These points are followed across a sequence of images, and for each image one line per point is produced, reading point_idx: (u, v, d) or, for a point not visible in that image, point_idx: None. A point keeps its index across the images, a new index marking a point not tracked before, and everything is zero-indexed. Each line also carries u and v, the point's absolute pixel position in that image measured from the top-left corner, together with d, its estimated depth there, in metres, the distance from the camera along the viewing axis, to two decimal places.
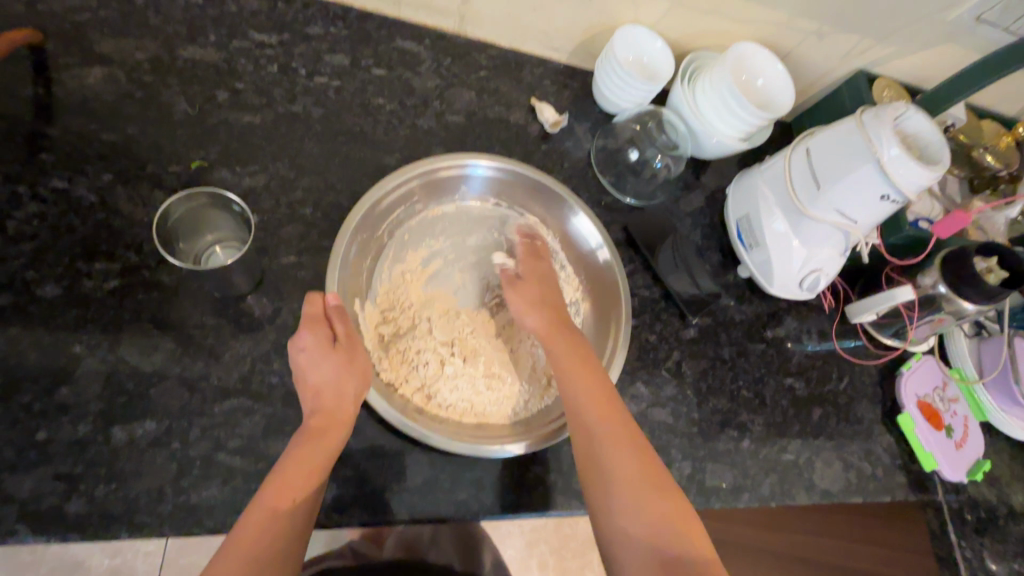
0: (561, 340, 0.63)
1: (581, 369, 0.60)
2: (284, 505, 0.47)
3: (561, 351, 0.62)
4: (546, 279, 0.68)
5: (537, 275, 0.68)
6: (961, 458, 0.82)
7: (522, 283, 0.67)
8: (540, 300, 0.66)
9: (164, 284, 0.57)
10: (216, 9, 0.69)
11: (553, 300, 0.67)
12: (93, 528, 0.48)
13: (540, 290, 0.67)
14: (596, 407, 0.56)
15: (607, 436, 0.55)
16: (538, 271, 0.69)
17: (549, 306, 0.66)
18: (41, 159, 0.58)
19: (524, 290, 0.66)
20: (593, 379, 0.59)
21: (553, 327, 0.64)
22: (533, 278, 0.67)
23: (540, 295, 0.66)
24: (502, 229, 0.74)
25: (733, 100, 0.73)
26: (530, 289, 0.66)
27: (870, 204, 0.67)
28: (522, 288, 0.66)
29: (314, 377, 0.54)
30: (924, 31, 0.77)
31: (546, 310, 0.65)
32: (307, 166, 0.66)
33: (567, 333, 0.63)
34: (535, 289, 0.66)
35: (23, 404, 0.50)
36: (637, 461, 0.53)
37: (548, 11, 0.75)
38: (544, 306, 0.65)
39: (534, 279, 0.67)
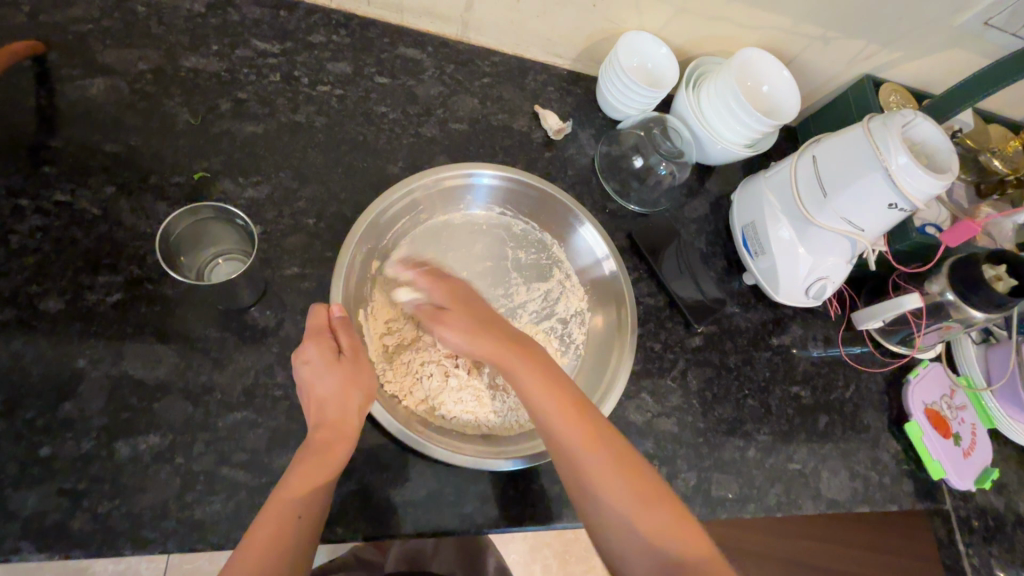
0: (516, 361, 0.56)
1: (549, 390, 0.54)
2: (287, 524, 0.47)
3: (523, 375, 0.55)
4: (473, 303, 0.61)
5: (461, 298, 0.61)
6: (969, 466, 0.81)
7: (443, 314, 0.59)
8: (472, 327, 0.58)
9: (168, 297, 0.56)
10: (219, 18, 0.69)
11: (495, 321, 0.60)
12: (97, 544, 0.48)
13: (471, 314, 0.60)
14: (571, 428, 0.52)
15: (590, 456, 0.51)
16: (465, 294, 0.62)
17: (488, 330, 0.59)
18: (44, 171, 0.57)
19: (452, 318, 0.59)
20: (564, 401, 0.54)
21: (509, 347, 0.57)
22: (459, 302, 0.61)
23: (469, 320, 0.59)
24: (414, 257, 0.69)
25: (739, 107, 0.72)
26: (459, 315, 0.59)
27: (879, 213, 0.66)
28: (446, 317, 0.59)
29: (318, 391, 0.53)
30: (931, 36, 0.76)
31: (485, 333, 0.58)
32: (310, 176, 0.66)
33: (526, 350, 0.57)
34: (465, 315, 0.59)
35: (26, 419, 0.50)
36: (628, 482, 0.50)
37: (552, 17, 0.75)
38: (479, 331, 0.58)
39: (461, 303, 0.61)
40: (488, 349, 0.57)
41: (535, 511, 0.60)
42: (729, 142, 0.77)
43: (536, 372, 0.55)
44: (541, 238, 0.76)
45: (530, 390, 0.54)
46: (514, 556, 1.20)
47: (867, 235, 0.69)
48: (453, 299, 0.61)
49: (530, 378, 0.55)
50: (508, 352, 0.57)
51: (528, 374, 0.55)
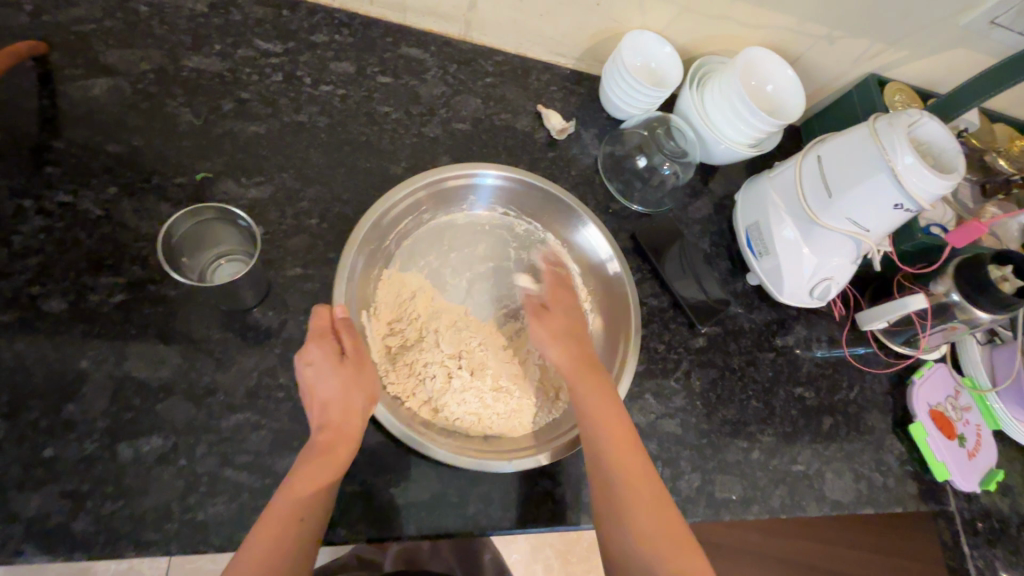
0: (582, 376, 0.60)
1: (601, 407, 0.58)
2: (288, 526, 0.47)
3: (584, 388, 0.59)
4: (576, 316, 0.67)
5: (569, 310, 0.68)
6: (973, 467, 0.80)
7: (548, 319, 0.65)
8: (571, 340, 0.64)
9: (171, 298, 0.56)
10: (222, 18, 0.68)
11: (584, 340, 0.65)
12: (99, 546, 0.47)
13: (573, 326, 0.66)
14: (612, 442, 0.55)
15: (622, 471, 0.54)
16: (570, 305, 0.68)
17: (579, 344, 0.64)
18: (46, 172, 0.57)
19: (557, 325, 0.65)
20: (612, 417, 0.57)
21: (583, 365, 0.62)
22: (568, 313, 0.67)
23: (571, 332, 0.65)
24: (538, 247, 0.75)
25: (743, 107, 0.72)
26: (562, 324, 0.65)
27: (885, 213, 0.66)
28: (552, 324, 0.65)
29: (321, 393, 0.53)
30: (936, 35, 0.75)
31: (578, 347, 0.64)
32: (313, 177, 0.66)
33: (590, 368, 0.62)
34: (565, 325, 0.65)
35: (29, 420, 0.50)
36: (643, 486, 0.54)
37: (556, 17, 0.74)
38: (576, 343, 0.64)
39: (564, 311, 0.67)
40: (569, 362, 0.62)
41: (539, 513, 0.59)
42: (733, 142, 0.77)
43: (594, 388, 0.59)
44: (544, 239, 0.76)
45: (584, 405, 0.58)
46: (517, 556, 1.20)
47: (872, 236, 0.69)
48: (563, 311, 0.67)
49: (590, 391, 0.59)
50: (584, 370, 0.61)
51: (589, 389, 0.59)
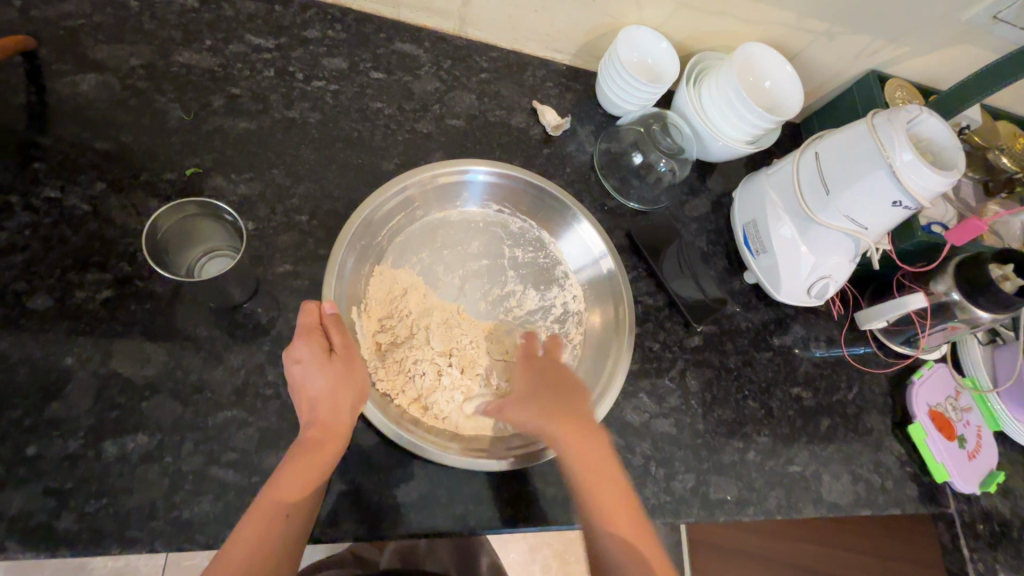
0: (570, 445, 0.54)
1: (595, 479, 0.53)
2: (275, 524, 0.46)
3: (574, 462, 0.53)
4: (559, 379, 0.60)
5: (543, 376, 0.60)
6: (974, 469, 0.79)
7: (516, 391, 0.60)
8: (548, 403, 0.57)
9: (159, 295, 0.56)
10: (213, 13, 0.68)
11: (567, 399, 0.58)
12: (82, 544, 0.47)
13: (550, 391, 0.59)
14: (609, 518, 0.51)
15: (621, 548, 0.50)
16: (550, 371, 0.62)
17: (564, 405, 0.57)
18: (33, 168, 0.57)
19: (528, 395, 0.58)
20: (608, 488, 0.53)
21: (574, 431, 0.55)
22: (540, 380, 0.60)
23: (544, 397, 0.58)
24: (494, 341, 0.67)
25: (740, 104, 0.71)
26: (533, 391, 0.59)
27: (883, 211, 0.65)
28: (518, 394, 0.59)
29: (309, 389, 0.52)
30: (939, 30, 0.74)
31: (565, 409, 0.57)
32: (304, 173, 0.65)
33: (580, 433, 0.55)
34: (532, 390, 0.59)
35: (13, 418, 0.49)
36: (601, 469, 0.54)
37: (550, 12, 0.73)
38: (556, 407, 0.57)
39: (533, 381, 0.60)
40: (556, 430, 0.55)
41: (530, 514, 0.59)
42: (730, 139, 0.76)
43: (587, 460, 0.54)
44: (539, 236, 0.75)
45: (577, 481, 0.53)
46: (514, 556, 1.19)
47: (871, 233, 0.68)
48: (529, 381, 0.60)
49: (579, 466, 0.53)
50: (574, 438, 0.55)
51: (578, 463, 0.53)
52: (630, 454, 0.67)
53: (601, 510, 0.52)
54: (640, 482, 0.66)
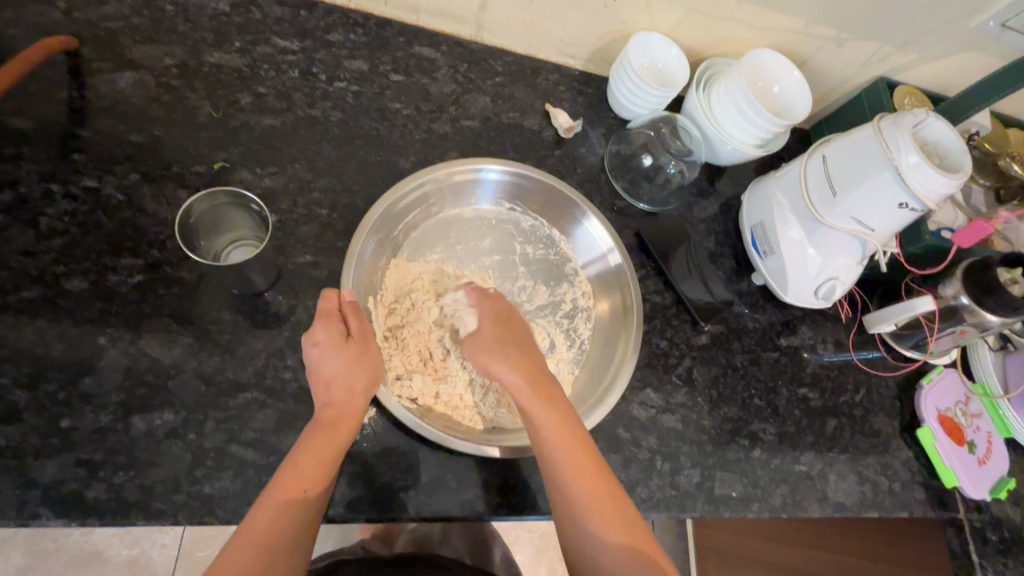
0: (537, 396, 0.56)
1: (564, 433, 0.54)
2: (293, 500, 0.48)
3: (541, 416, 0.55)
4: (513, 328, 0.63)
5: (500, 322, 0.63)
6: (984, 475, 0.79)
7: (481, 332, 0.61)
8: (511, 355, 0.59)
9: (186, 280, 0.59)
10: (242, 16, 0.71)
11: (525, 351, 0.61)
12: (110, 513, 0.49)
13: (512, 339, 0.61)
14: (580, 474, 0.53)
15: (593, 501, 0.52)
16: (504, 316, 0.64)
17: (526, 360, 0.60)
18: (73, 159, 0.60)
19: (490, 343, 0.60)
20: (577, 446, 0.54)
21: (540, 391, 0.57)
22: (499, 324, 0.62)
23: (511, 346, 0.61)
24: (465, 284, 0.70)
25: (748, 107, 0.72)
26: (496, 338, 0.60)
27: (890, 212, 0.66)
28: (481, 342, 0.60)
29: (325, 372, 0.54)
30: (946, 39, 0.75)
31: (525, 361, 0.60)
32: (324, 168, 0.68)
33: (545, 389, 0.58)
34: (495, 336, 0.61)
35: (48, 392, 0.52)
36: (583, 456, 0.54)
37: (564, 18, 0.76)
38: (519, 357, 0.60)
39: (496, 326, 0.62)
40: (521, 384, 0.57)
41: (537, 502, 0.60)
42: (739, 142, 0.77)
43: (556, 413, 0.56)
44: (549, 234, 0.77)
45: (546, 435, 0.54)
46: (520, 558, 1.19)
47: (877, 235, 0.69)
48: (491, 324, 0.62)
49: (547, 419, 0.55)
50: (539, 392, 0.57)
51: (547, 415, 0.55)
52: (636, 448, 0.68)
53: (570, 466, 0.53)
54: (646, 475, 0.67)
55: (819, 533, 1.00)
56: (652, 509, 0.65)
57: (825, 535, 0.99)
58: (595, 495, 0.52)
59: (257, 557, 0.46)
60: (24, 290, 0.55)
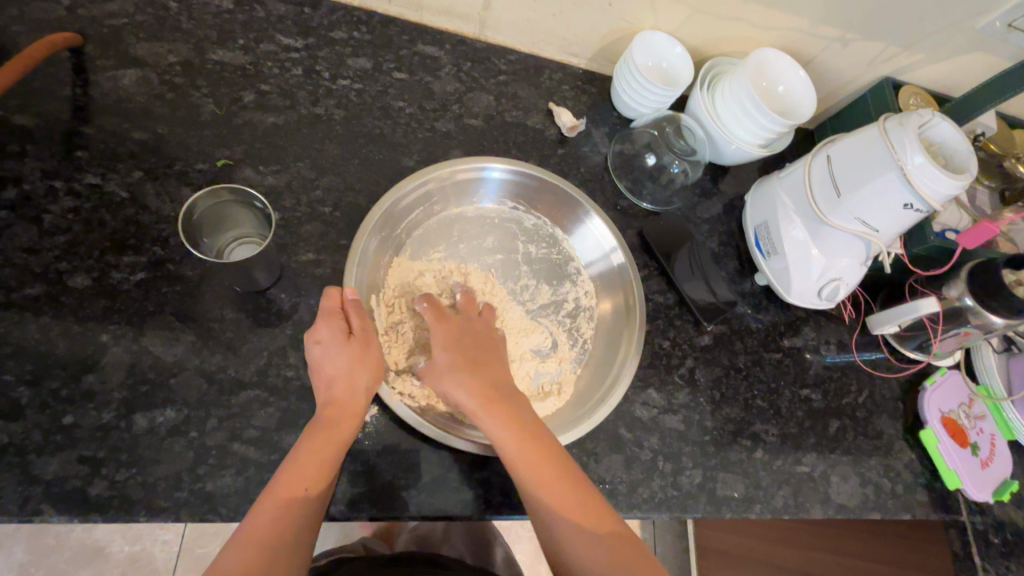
0: (495, 414, 0.55)
1: (528, 449, 0.54)
2: (295, 498, 0.48)
3: (503, 434, 0.55)
4: (475, 346, 0.60)
5: (463, 340, 0.60)
6: (987, 477, 0.79)
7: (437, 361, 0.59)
8: (467, 377, 0.57)
9: (189, 278, 0.59)
10: (246, 14, 0.71)
11: (487, 369, 0.59)
12: (113, 510, 0.50)
13: (467, 355, 0.59)
14: (550, 487, 0.52)
15: (565, 511, 0.51)
16: (466, 333, 0.61)
17: (484, 378, 0.58)
18: (76, 156, 0.60)
19: (447, 367, 0.58)
20: (544, 460, 0.53)
21: (499, 407, 0.56)
22: (457, 343, 0.60)
23: (466, 364, 0.58)
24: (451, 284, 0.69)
25: (753, 107, 0.72)
26: (456, 359, 0.58)
27: (895, 213, 0.65)
28: (439, 367, 0.58)
29: (329, 370, 0.54)
30: (951, 39, 0.75)
31: (482, 377, 0.58)
32: (327, 167, 0.68)
33: (504, 405, 0.56)
34: (450, 358, 0.58)
35: (51, 389, 0.52)
36: (551, 470, 0.53)
37: (568, 17, 0.76)
38: (475, 376, 0.58)
39: (454, 343, 0.59)
40: (478, 405, 0.56)
41: None
42: (743, 142, 0.77)
43: (518, 430, 0.55)
44: (552, 233, 0.77)
45: (510, 454, 0.54)
46: (521, 556, 1.20)
47: (881, 236, 0.69)
48: (448, 343, 0.59)
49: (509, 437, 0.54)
50: (500, 411, 0.56)
51: (506, 434, 0.54)
52: (638, 448, 0.68)
53: (537, 483, 0.52)
54: (648, 475, 0.67)
55: (823, 537, 0.99)
56: (654, 510, 0.65)
57: (828, 539, 0.98)
58: (567, 507, 0.52)
59: (262, 554, 0.46)
60: (28, 286, 0.55)
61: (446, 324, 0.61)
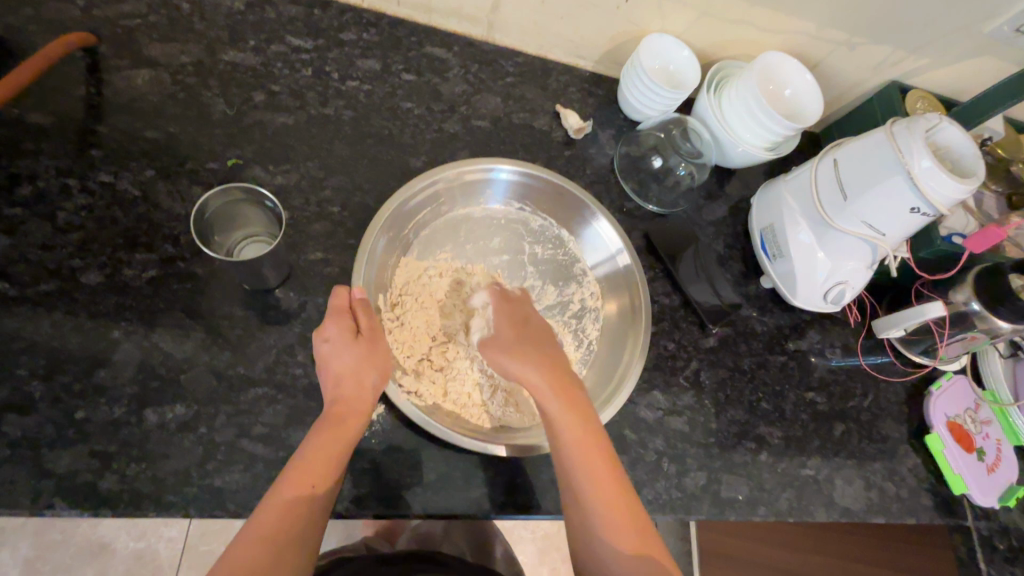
0: (557, 397, 0.56)
1: (582, 438, 0.54)
2: (303, 495, 0.49)
3: (558, 412, 0.55)
4: (538, 329, 0.62)
5: (529, 324, 0.62)
6: (993, 483, 0.78)
7: (501, 335, 0.60)
8: (533, 352, 0.59)
9: (198, 276, 0.59)
10: (257, 15, 0.72)
11: (549, 350, 0.61)
12: (122, 504, 0.50)
13: (531, 338, 0.61)
14: (596, 481, 0.52)
15: (606, 507, 0.52)
16: (529, 318, 0.63)
17: (549, 358, 0.60)
18: (90, 154, 0.61)
19: (512, 343, 0.59)
20: (595, 453, 0.54)
21: (563, 392, 0.56)
22: (523, 326, 0.61)
23: (533, 346, 0.60)
24: (462, 280, 0.70)
25: (759, 111, 0.73)
26: (521, 337, 0.60)
27: (902, 217, 0.66)
28: (501, 340, 0.60)
29: (335, 369, 0.55)
30: (959, 44, 0.75)
31: (548, 361, 0.59)
32: (336, 167, 0.68)
33: (568, 388, 0.57)
34: (517, 337, 0.60)
35: (64, 383, 0.53)
36: (600, 463, 0.53)
37: (576, 20, 0.76)
38: (541, 358, 0.59)
39: (512, 324, 0.61)
40: (546, 381, 0.57)
41: (544, 501, 0.61)
42: (749, 145, 0.77)
43: (576, 417, 0.55)
44: (558, 234, 0.78)
45: (566, 439, 0.54)
46: (523, 557, 1.20)
47: (888, 240, 0.69)
48: (512, 325, 0.61)
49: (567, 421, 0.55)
50: (563, 394, 0.56)
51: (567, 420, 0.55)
52: (643, 449, 0.68)
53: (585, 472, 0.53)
54: (652, 477, 0.67)
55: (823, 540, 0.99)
56: (657, 511, 0.65)
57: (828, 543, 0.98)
58: (608, 505, 0.52)
59: (268, 554, 0.46)
60: (41, 283, 0.56)
61: (511, 306, 0.63)
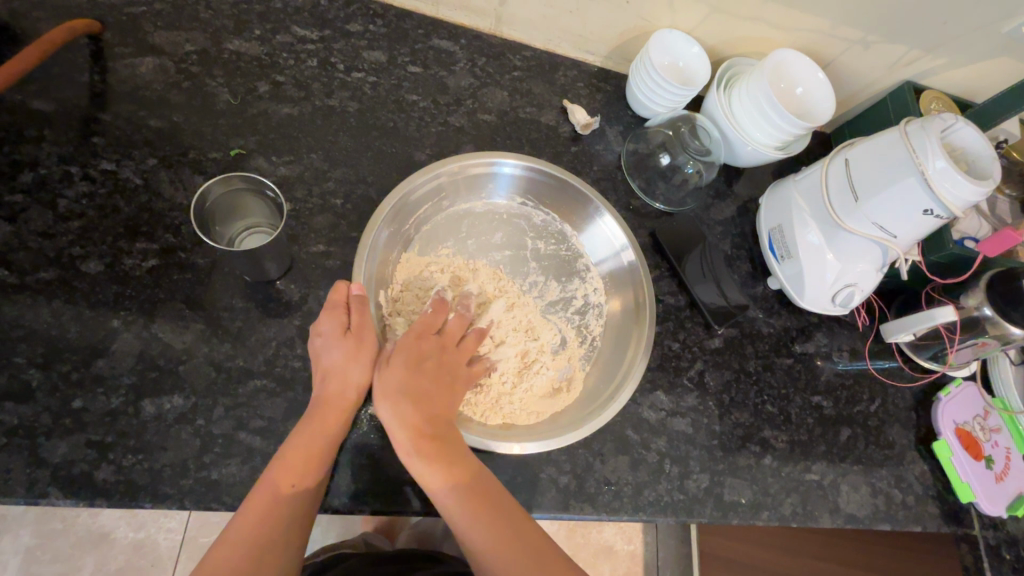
0: (414, 444, 0.53)
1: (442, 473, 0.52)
2: (285, 495, 0.49)
3: (416, 458, 0.53)
4: (436, 369, 0.58)
5: (418, 362, 0.58)
6: (1001, 491, 0.77)
7: (394, 380, 0.56)
8: (408, 406, 0.55)
9: (199, 267, 0.59)
10: (263, 5, 0.71)
11: (426, 387, 0.57)
12: (119, 495, 0.50)
13: (408, 381, 0.56)
14: (463, 510, 0.52)
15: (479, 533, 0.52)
16: (434, 353, 0.59)
17: (419, 408, 0.55)
18: (93, 142, 0.61)
19: (391, 394, 0.55)
20: (461, 481, 0.53)
21: (423, 436, 0.54)
22: (411, 366, 0.57)
23: (403, 389, 0.56)
24: (456, 276, 0.69)
25: (770, 109, 0.71)
26: (406, 381, 0.56)
27: (913, 219, 0.64)
28: (388, 385, 0.56)
29: (330, 363, 0.55)
30: (977, 44, 0.73)
31: (412, 402, 0.55)
32: (340, 159, 0.68)
33: (436, 444, 0.54)
34: (399, 383, 0.56)
35: (62, 372, 0.52)
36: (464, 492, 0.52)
37: (586, 13, 0.75)
38: (408, 402, 0.55)
39: (410, 364, 0.57)
40: (409, 441, 0.53)
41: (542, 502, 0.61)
42: (759, 144, 0.76)
43: (436, 457, 0.53)
44: (560, 229, 0.77)
45: (429, 480, 0.52)
46: None
47: (899, 242, 0.68)
48: (404, 367, 0.57)
49: (440, 479, 0.52)
50: (422, 436, 0.53)
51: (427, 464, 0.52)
52: (645, 450, 0.67)
53: (467, 522, 0.52)
54: (655, 478, 0.66)
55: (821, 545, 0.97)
56: (658, 513, 0.65)
57: (827, 547, 0.97)
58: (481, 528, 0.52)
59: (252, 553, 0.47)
60: (41, 271, 0.55)
61: (423, 338, 0.60)
